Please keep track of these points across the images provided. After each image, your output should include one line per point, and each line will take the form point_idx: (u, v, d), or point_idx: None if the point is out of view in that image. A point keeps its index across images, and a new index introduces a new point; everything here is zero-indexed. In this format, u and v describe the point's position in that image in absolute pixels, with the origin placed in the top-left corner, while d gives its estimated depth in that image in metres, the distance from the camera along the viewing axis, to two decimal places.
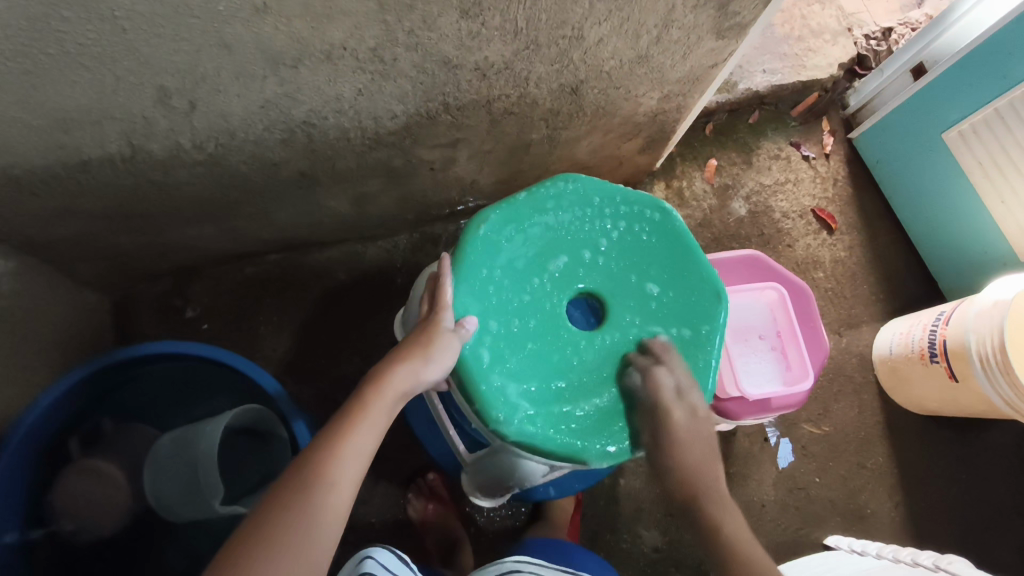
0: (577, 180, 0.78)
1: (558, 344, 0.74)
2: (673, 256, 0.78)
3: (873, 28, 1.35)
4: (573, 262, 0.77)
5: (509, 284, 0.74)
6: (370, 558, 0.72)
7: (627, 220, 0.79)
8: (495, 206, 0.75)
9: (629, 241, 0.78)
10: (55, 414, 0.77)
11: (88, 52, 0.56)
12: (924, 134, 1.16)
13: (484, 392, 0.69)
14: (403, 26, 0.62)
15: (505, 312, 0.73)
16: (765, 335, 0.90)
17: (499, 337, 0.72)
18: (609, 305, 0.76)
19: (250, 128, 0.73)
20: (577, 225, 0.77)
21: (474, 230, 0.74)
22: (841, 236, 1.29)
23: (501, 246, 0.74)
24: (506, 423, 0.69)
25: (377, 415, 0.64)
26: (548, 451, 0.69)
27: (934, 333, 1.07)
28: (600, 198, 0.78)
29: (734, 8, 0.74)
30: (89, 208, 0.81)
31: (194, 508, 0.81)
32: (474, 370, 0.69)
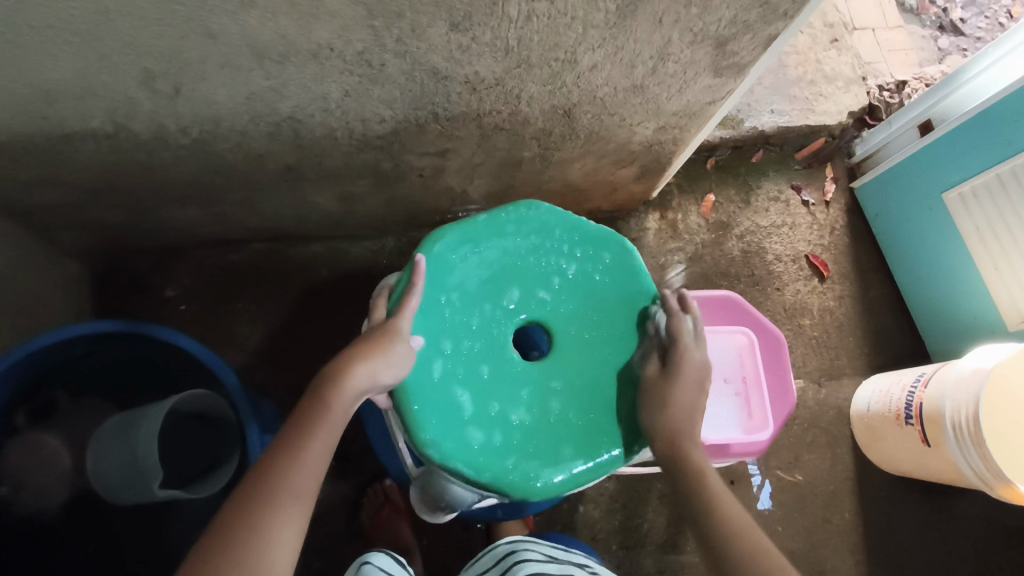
0: (540, 207, 0.78)
1: (499, 370, 0.73)
2: (627, 294, 0.78)
3: (887, 79, 1.35)
4: (525, 289, 0.76)
5: (457, 305, 0.73)
6: (366, 566, 0.74)
7: (585, 255, 0.78)
8: (453, 225, 0.75)
9: (586, 274, 0.78)
10: (9, 384, 0.76)
11: (71, 28, 0.56)
12: (924, 192, 1.15)
13: (416, 413, 0.68)
14: (391, 33, 0.62)
15: (450, 331, 0.72)
16: (731, 380, 0.88)
17: (441, 356, 0.71)
18: (558, 338, 0.76)
19: (235, 117, 0.73)
20: (534, 253, 0.77)
21: (427, 247, 0.74)
22: (832, 285, 1.28)
23: (455, 265, 0.74)
24: (432, 445, 0.67)
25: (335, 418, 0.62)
26: (475, 479, 0.68)
27: (912, 395, 1.05)
28: (562, 228, 0.78)
29: (732, 48, 0.74)
30: (71, 179, 0.81)
31: (136, 494, 0.80)
32: (408, 389, 0.68)
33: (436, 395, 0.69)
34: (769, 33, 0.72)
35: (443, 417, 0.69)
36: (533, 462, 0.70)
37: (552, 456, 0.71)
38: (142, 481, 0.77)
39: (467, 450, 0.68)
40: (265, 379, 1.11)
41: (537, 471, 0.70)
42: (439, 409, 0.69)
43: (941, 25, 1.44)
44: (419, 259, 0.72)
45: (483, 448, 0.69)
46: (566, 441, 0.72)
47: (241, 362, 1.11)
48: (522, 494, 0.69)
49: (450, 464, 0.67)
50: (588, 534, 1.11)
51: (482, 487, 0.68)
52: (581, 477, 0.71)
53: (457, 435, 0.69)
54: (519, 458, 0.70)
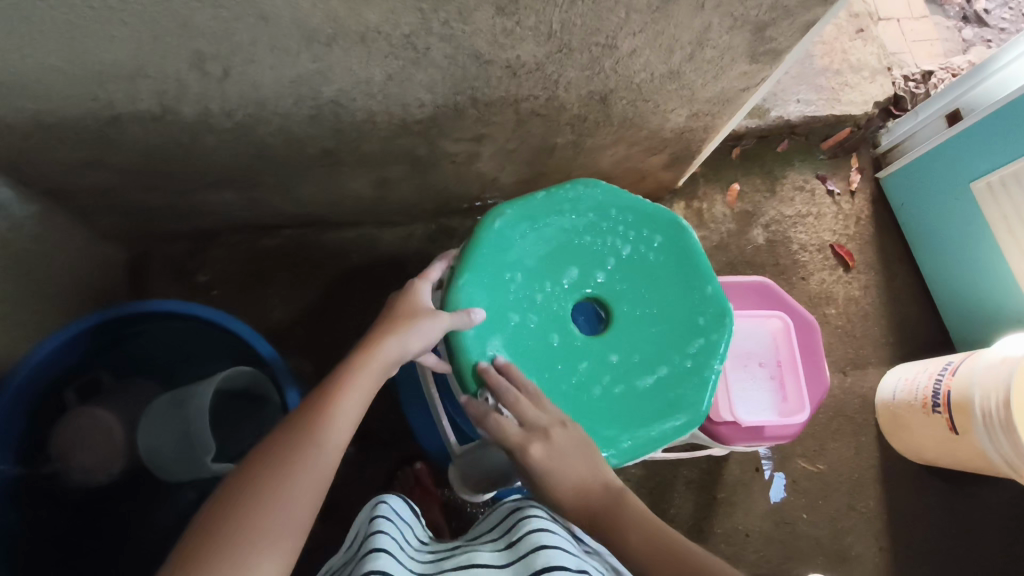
0: (598, 185, 0.78)
1: (557, 346, 0.75)
2: (681, 273, 0.79)
3: (914, 70, 1.34)
4: (582, 268, 0.77)
5: (518, 281, 0.75)
6: (382, 505, 0.74)
7: (641, 234, 0.79)
8: (513, 202, 0.76)
9: (641, 253, 0.79)
10: (61, 357, 0.79)
11: (129, 9, 0.57)
12: (952, 182, 1.14)
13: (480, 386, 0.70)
14: (438, 16, 0.63)
15: (510, 307, 0.74)
16: (766, 363, 0.90)
17: (503, 331, 0.73)
18: (614, 315, 0.77)
19: (280, 101, 0.74)
20: (592, 231, 0.78)
21: (489, 223, 0.74)
22: (857, 275, 1.28)
23: (516, 242, 0.75)
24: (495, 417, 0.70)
25: (364, 377, 0.62)
26: None
27: (939, 383, 1.06)
28: (619, 207, 0.79)
29: (770, 34, 0.75)
30: (115, 162, 0.82)
31: (189, 468, 0.82)
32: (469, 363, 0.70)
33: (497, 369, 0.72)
34: (809, 18, 0.73)
35: None
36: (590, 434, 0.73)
37: (609, 430, 0.73)
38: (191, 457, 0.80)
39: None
40: (297, 363, 1.13)
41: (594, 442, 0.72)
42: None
43: (965, 16, 1.43)
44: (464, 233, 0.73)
45: None
46: (622, 416, 0.74)
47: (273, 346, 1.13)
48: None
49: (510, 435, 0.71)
50: None
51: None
52: (638, 451, 0.73)
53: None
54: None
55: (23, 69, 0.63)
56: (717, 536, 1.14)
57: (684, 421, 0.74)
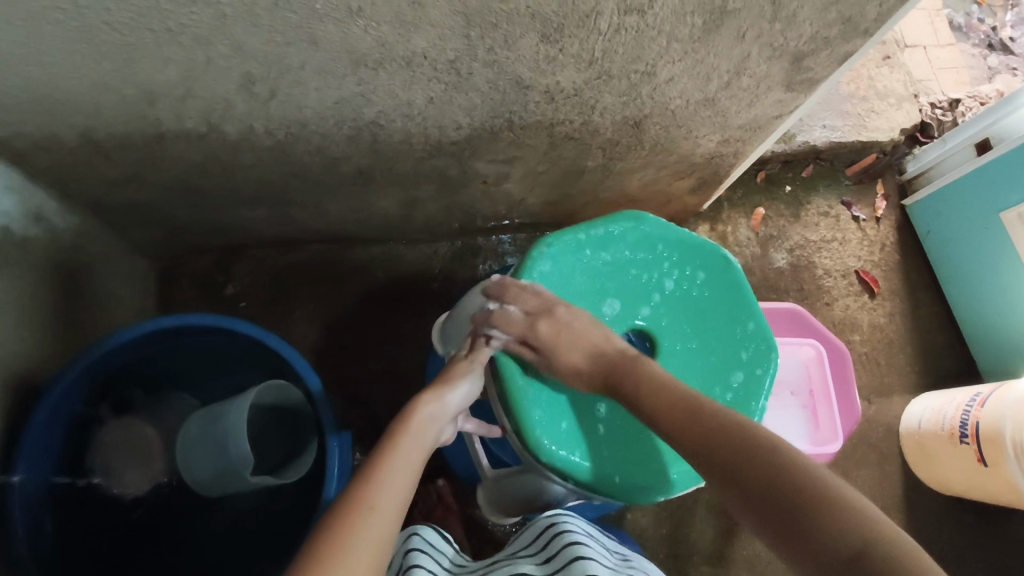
0: (646, 218, 0.78)
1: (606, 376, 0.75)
2: (727, 306, 0.80)
3: (940, 97, 1.34)
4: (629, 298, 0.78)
5: (568, 311, 0.75)
6: (416, 538, 0.76)
7: (688, 268, 0.79)
8: (560, 233, 0.77)
9: (688, 286, 0.79)
10: (93, 371, 0.77)
11: (186, 32, 0.58)
12: (981, 212, 1.14)
13: (532, 420, 0.70)
14: (484, 43, 0.64)
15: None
16: (798, 392, 0.90)
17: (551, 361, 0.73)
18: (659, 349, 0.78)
19: (321, 121, 0.75)
20: (641, 264, 0.78)
21: (537, 256, 0.75)
22: (882, 302, 1.27)
23: (563, 273, 0.76)
24: (544, 450, 0.70)
25: (414, 443, 0.64)
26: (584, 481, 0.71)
27: (967, 413, 1.05)
28: (668, 239, 0.79)
29: (808, 64, 0.75)
30: (156, 177, 0.84)
31: (229, 481, 0.82)
32: (519, 399, 0.71)
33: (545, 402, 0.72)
34: (847, 49, 0.73)
35: (551, 420, 0.71)
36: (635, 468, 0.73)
37: (657, 462, 0.73)
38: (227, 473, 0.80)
39: (577, 451, 0.71)
40: (323, 378, 1.13)
41: (637, 477, 0.72)
42: (547, 409, 0.72)
43: (991, 43, 1.44)
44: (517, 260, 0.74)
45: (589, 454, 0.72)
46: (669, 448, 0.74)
47: None
48: (631, 498, 0.72)
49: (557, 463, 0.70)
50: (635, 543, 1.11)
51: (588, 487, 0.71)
52: (687, 483, 0.73)
53: (564, 437, 0.71)
54: (626, 462, 0.72)
55: (78, 88, 0.64)
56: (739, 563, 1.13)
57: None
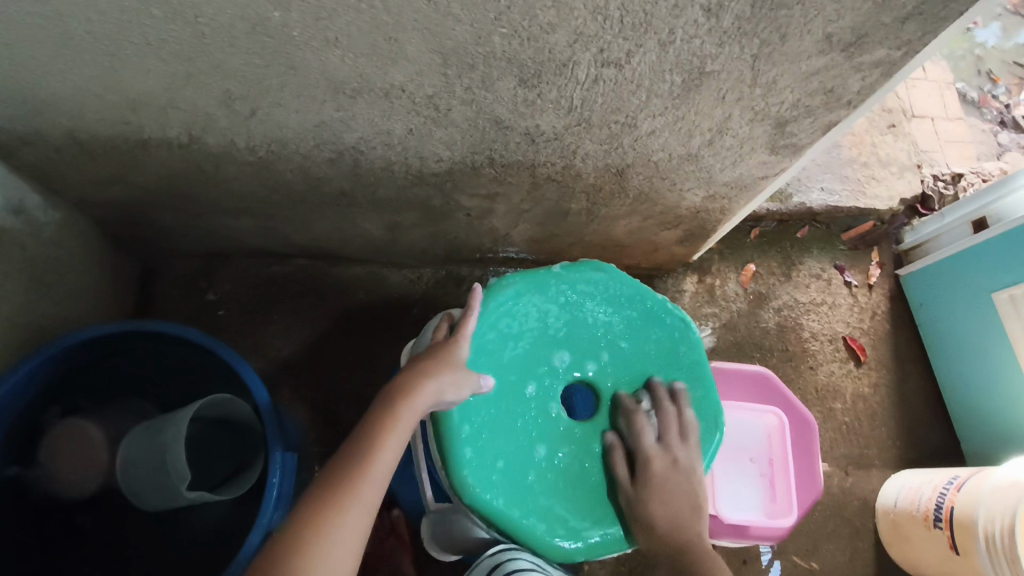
0: (607, 269, 0.81)
1: (542, 424, 0.76)
2: (678, 368, 0.81)
3: (944, 170, 1.33)
4: (580, 349, 0.79)
5: (518, 351, 0.77)
6: None
7: (646, 324, 0.81)
8: (522, 273, 0.79)
9: (640, 345, 0.81)
10: (51, 363, 0.79)
11: (166, 47, 0.59)
12: (974, 291, 1.12)
13: (462, 461, 0.70)
14: (462, 82, 0.65)
15: (506, 376, 0.76)
16: (757, 459, 0.92)
17: (494, 401, 0.74)
18: (603, 403, 0.79)
19: (302, 142, 0.76)
20: (600, 315, 0.80)
21: (498, 290, 0.77)
22: (868, 371, 1.25)
23: (520, 314, 0.77)
24: (470, 491, 0.70)
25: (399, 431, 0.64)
26: (506, 529, 0.71)
27: (942, 497, 1.02)
28: (628, 296, 0.81)
29: (791, 129, 0.75)
30: (139, 181, 0.85)
31: (160, 496, 0.81)
32: (453, 439, 0.70)
33: (479, 442, 0.72)
34: (830, 119, 0.73)
35: (483, 462, 0.71)
36: (558, 523, 0.73)
37: (580, 521, 0.74)
38: (166, 484, 0.79)
39: (503, 497, 0.71)
40: (292, 393, 1.13)
41: (561, 532, 0.72)
42: (480, 450, 0.71)
43: (1003, 120, 1.44)
44: (476, 288, 0.75)
45: (516, 501, 0.72)
46: (594, 507, 0.75)
47: (269, 374, 1.13)
48: (548, 552, 0.72)
49: (482, 508, 0.70)
50: None
51: (508, 535, 0.71)
52: (605, 546, 0.74)
53: (491, 481, 0.71)
54: (551, 514, 0.73)
55: (61, 90, 0.66)
56: None
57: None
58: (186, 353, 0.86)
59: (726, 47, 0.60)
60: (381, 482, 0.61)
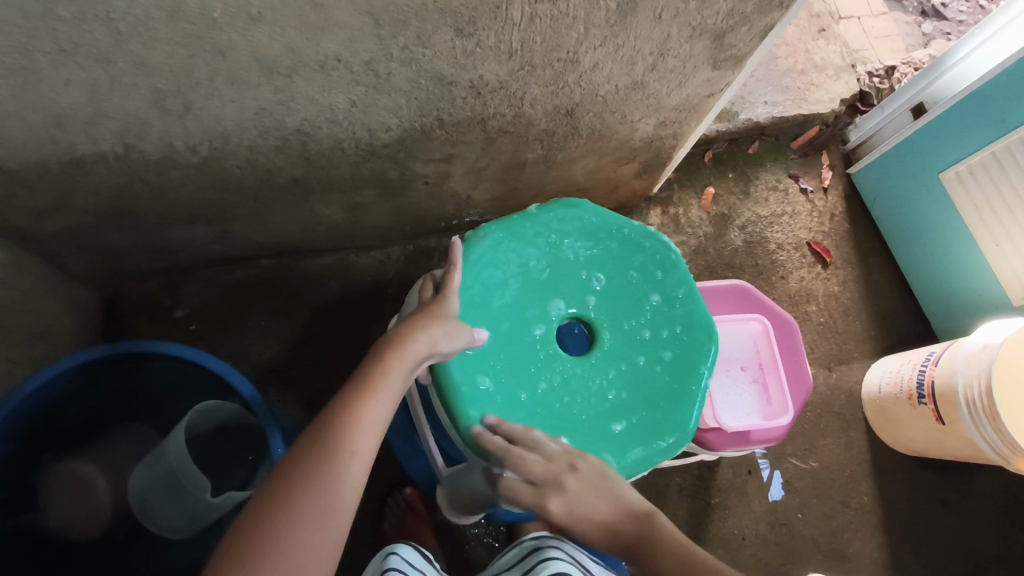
0: (580, 206, 0.83)
1: (543, 367, 0.77)
2: (665, 289, 0.82)
3: (877, 65, 1.35)
4: (568, 288, 0.80)
5: (507, 300, 0.78)
6: (393, 556, 0.74)
7: (627, 253, 0.83)
8: (498, 223, 0.80)
9: (624, 274, 0.82)
10: (24, 413, 0.77)
11: (83, 51, 0.56)
12: (922, 174, 1.16)
13: (472, 415, 0.72)
14: (397, 41, 0.63)
15: (500, 325, 0.77)
16: (748, 367, 0.96)
17: (493, 350, 0.76)
18: (598, 335, 0.80)
19: (244, 133, 0.73)
20: (580, 251, 0.82)
21: (477, 243, 0.78)
22: (835, 271, 1.29)
23: (502, 261, 0.79)
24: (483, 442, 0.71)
25: (396, 377, 0.64)
26: None
27: (923, 374, 1.07)
28: (602, 228, 0.83)
29: (730, 40, 0.75)
30: (81, 204, 0.81)
31: (183, 516, 0.80)
32: (457, 394, 0.72)
33: (483, 395, 0.73)
34: (765, 24, 0.73)
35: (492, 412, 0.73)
36: None
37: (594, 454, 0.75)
38: (186, 499, 0.78)
39: None
40: (282, 393, 1.11)
41: None
42: (486, 404, 0.73)
43: (924, 10, 1.46)
44: (453, 242, 0.75)
45: None
46: (607, 439, 0.76)
47: (256, 378, 1.11)
48: None
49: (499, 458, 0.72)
50: None
51: None
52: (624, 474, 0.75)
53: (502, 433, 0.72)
54: None
55: None
56: (714, 542, 1.14)
57: (666, 443, 0.76)
58: (157, 369, 0.85)
59: None
60: (376, 424, 0.60)
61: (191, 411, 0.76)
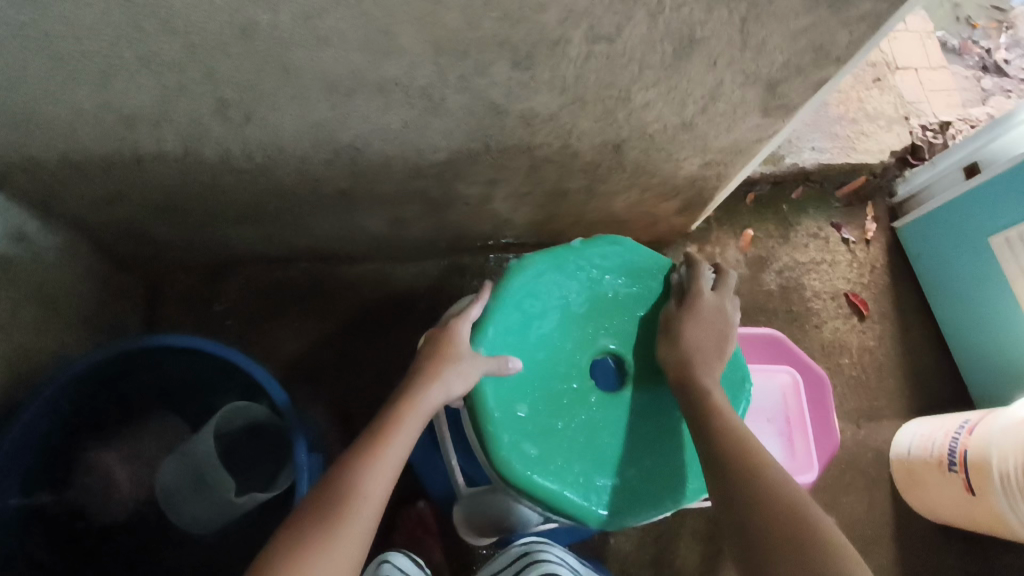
0: (624, 243, 0.83)
1: (576, 399, 0.77)
2: None
3: (932, 119, 1.33)
4: (605, 324, 0.81)
5: (544, 330, 0.78)
6: (384, 565, 0.84)
7: (667, 293, 0.83)
8: (542, 253, 0.80)
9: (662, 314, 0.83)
10: (60, 399, 0.80)
11: (158, 60, 0.59)
12: (971, 235, 1.13)
13: (505, 445, 0.72)
14: (455, 70, 0.65)
15: (536, 355, 0.77)
16: (774, 419, 0.94)
17: (527, 380, 0.76)
18: (632, 372, 0.80)
19: (299, 144, 0.76)
20: (619, 287, 0.82)
21: (519, 270, 0.78)
22: (872, 324, 1.27)
23: (542, 291, 0.78)
24: (514, 472, 0.71)
25: (405, 429, 0.67)
26: (549, 502, 0.72)
27: (955, 441, 1.04)
28: (644, 267, 0.84)
29: (782, 90, 0.75)
30: (136, 197, 0.84)
31: (211, 512, 0.82)
32: (489, 417, 0.72)
33: (515, 422, 0.74)
34: (821, 77, 0.73)
35: (524, 440, 0.73)
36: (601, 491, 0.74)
37: (622, 490, 0.75)
38: (213, 494, 0.80)
39: (547, 476, 0.73)
40: (307, 395, 1.13)
41: (606, 502, 0.74)
42: (518, 433, 0.73)
43: (985, 65, 1.44)
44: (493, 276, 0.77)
45: (558, 473, 0.73)
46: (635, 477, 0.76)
47: (283, 378, 1.14)
48: (594, 523, 0.73)
49: (529, 488, 0.72)
50: (617, 567, 1.10)
51: (555, 511, 0.73)
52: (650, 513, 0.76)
53: (532, 461, 0.72)
54: (594, 484, 0.75)
55: (53, 112, 0.65)
56: None
57: (688, 490, 0.77)
58: (188, 363, 0.87)
59: (714, 13, 0.60)
60: (386, 471, 0.63)
61: (221, 412, 0.80)
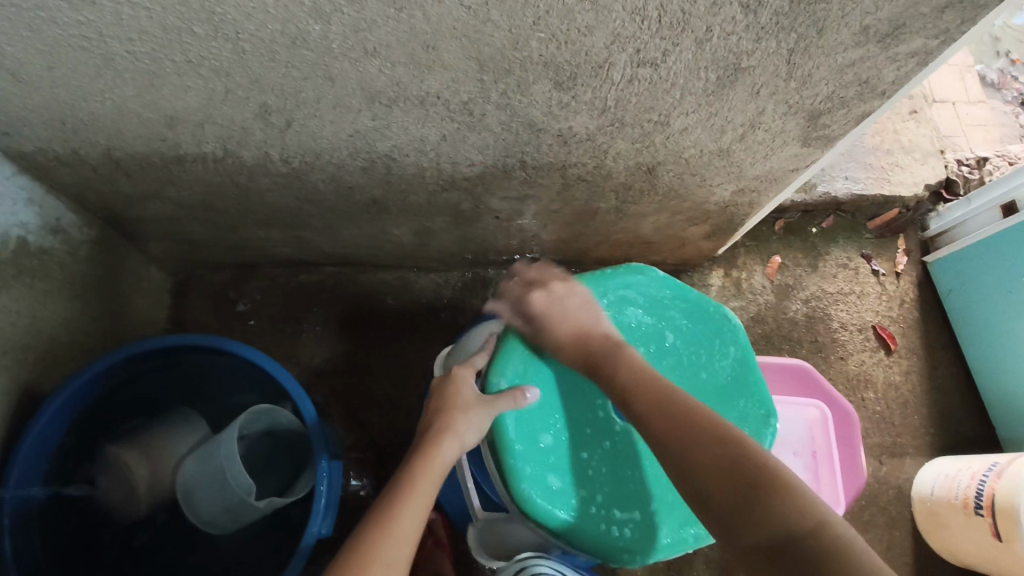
0: (649, 272, 0.83)
1: (596, 431, 0.77)
2: (725, 366, 0.83)
3: (968, 154, 1.31)
4: None
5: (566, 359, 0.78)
6: None
7: (691, 325, 0.83)
8: None
9: (685, 346, 0.83)
10: (89, 389, 0.81)
11: (207, 64, 0.60)
12: (1006, 275, 1.11)
13: (526, 476, 0.71)
14: (497, 87, 0.65)
15: (557, 384, 0.77)
16: (800, 452, 0.93)
17: (547, 411, 0.76)
18: None
19: (336, 152, 0.76)
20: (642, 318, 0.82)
21: None
22: (899, 359, 1.24)
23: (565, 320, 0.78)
24: (535, 505, 0.70)
25: (427, 479, 0.68)
26: (569, 537, 0.71)
27: (982, 484, 1.01)
28: (668, 297, 0.83)
29: (824, 121, 0.74)
30: (173, 196, 0.86)
31: (229, 511, 0.82)
32: (508, 447, 0.71)
33: (536, 454, 0.73)
34: (864, 110, 0.72)
35: (544, 472, 0.72)
36: (620, 525, 0.74)
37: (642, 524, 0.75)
38: (231, 496, 0.80)
39: (567, 509, 0.72)
40: (325, 400, 1.13)
41: (626, 536, 0.74)
42: (539, 464, 0.72)
43: None
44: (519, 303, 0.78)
45: (579, 506, 0.73)
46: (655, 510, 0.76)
47: (303, 381, 1.14)
48: (613, 558, 0.73)
49: (550, 522, 0.71)
50: None
51: (576, 545, 0.72)
52: (671, 548, 0.74)
53: (553, 493, 0.72)
54: (613, 518, 0.74)
55: (101, 110, 0.67)
56: None
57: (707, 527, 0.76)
58: (217, 362, 0.88)
59: (763, 42, 0.60)
60: (414, 517, 0.64)
61: (246, 416, 0.79)
